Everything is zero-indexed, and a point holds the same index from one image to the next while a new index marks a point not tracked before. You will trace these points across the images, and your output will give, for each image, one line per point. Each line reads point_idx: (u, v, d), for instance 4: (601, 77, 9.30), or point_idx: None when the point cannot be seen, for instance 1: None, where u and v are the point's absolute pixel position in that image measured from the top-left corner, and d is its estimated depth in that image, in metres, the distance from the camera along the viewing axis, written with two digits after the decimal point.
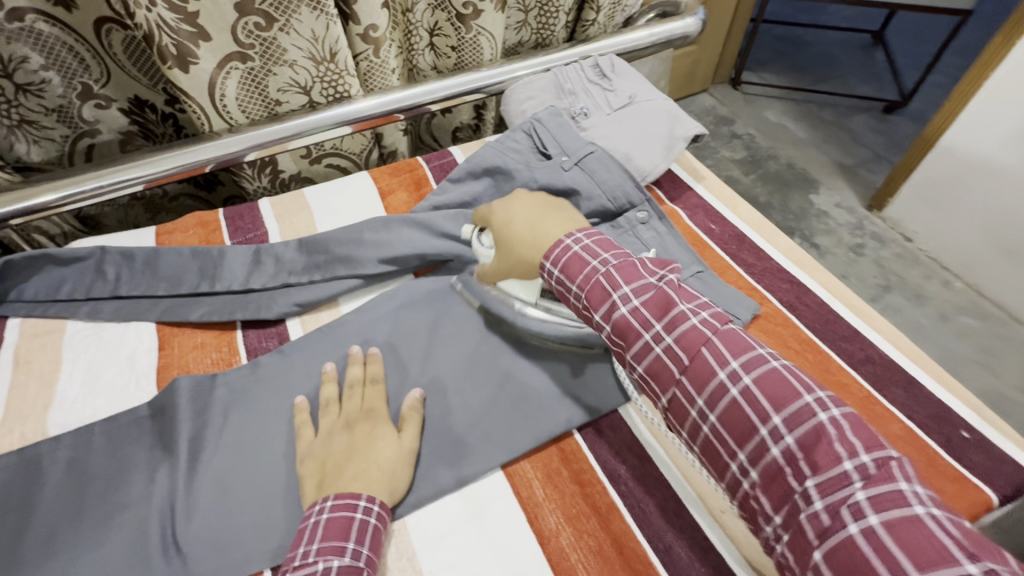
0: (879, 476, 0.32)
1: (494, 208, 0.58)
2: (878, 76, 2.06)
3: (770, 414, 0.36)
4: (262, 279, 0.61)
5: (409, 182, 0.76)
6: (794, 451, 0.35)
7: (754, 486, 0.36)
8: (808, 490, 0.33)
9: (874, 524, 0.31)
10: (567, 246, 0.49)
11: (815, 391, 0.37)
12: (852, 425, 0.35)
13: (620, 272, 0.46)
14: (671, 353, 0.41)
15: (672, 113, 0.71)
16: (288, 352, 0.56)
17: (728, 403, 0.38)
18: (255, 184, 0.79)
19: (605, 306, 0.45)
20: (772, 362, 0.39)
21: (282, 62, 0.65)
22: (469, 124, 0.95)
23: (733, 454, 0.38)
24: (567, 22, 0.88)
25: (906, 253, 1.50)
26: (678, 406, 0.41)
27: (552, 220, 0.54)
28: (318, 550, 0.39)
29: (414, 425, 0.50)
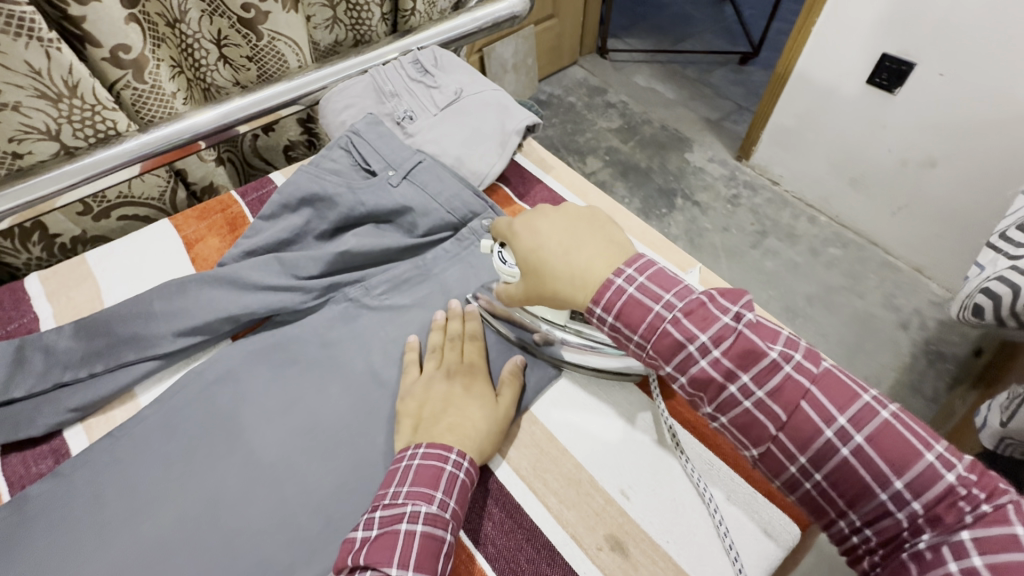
0: (993, 517, 0.29)
1: (516, 227, 0.46)
2: (729, 30, 2.16)
3: (889, 477, 0.33)
4: (25, 384, 0.48)
5: (223, 223, 0.65)
6: (919, 516, 0.32)
7: (871, 547, 0.34)
8: (919, 529, 0.32)
9: (976, 563, 0.28)
10: (619, 287, 0.40)
11: (934, 444, 0.33)
12: (972, 472, 0.31)
13: (691, 317, 0.38)
14: (765, 408, 0.36)
15: (502, 107, 0.65)
16: (67, 473, 0.45)
17: (838, 462, 0.34)
18: (24, 258, 0.65)
19: (679, 358, 0.38)
20: (884, 412, 0.34)
21: (1, 107, 0.52)
22: (301, 141, 0.84)
23: (844, 512, 0.35)
24: (384, 14, 0.80)
25: (775, 197, 1.59)
26: (773, 459, 0.37)
27: (594, 250, 0.43)
28: (408, 492, 0.39)
29: (512, 390, 0.48)
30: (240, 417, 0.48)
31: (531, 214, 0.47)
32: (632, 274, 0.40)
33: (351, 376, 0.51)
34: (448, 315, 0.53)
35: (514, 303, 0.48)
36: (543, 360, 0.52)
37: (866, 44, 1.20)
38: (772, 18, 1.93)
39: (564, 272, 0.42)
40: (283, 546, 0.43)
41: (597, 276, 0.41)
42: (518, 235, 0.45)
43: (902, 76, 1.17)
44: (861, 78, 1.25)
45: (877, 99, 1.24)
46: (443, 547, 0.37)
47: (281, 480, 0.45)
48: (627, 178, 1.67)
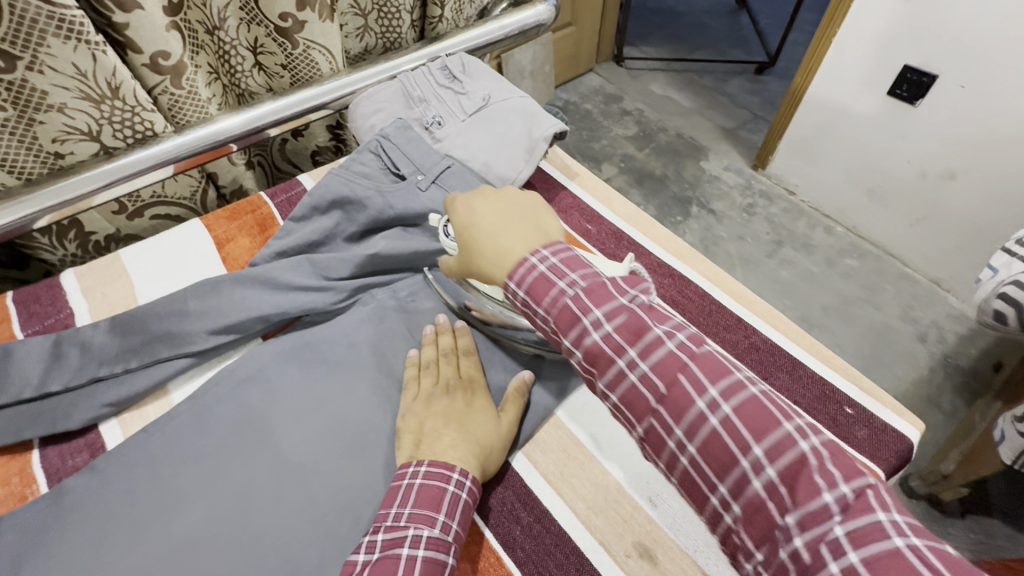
0: (858, 506, 0.28)
1: (456, 203, 0.47)
2: (746, 40, 2.16)
3: (749, 444, 0.31)
4: (62, 377, 0.49)
5: (253, 224, 0.66)
6: (776, 483, 0.30)
7: (736, 521, 0.31)
8: (789, 528, 0.29)
9: (854, 562, 0.27)
10: (532, 265, 0.40)
11: (794, 417, 0.32)
12: (833, 454, 0.30)
13: (591, 293, 0.37)
14: (648, 381, 0.34)
15: (529, 113, 0.66)
16: (102, 467, 0.46)
17: (752, 495, 0.30)
18: (59, 254, 0.66)
19: (575, 331, 0.37)
20: (750, 387, 0.33)
21: (46, 108, 0.53)
22: (329, 146, 0.85)
23: (713, 487, 0.32)
24: (413, 21, 0.81)
25: (792, 207, 1.59)
26: (654, 436, 0.35)
27: (517, 234, 0.43)
28: (410, 514, 0.39)
29: (516, 407, 0.48)
30: (271, 416, 0.49)
31: (477, 194, 0.47)
32: (547, 254, 0.40)
33: (379, 377, 0.52)
34: (437, 329, 0.53)
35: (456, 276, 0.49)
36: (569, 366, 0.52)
37: (887, 54, 1.19)
38: (790, 28, 1.93)
39: (488, 249, 0.43)
40: (313, 546, 0.43)
41: (515, 254, 0.41)
42: (454, 212, 0.46)
43: (923, 88, 1.16)
44: (882, 90, 1.24)
45: (897, 111, 1.23)
46: (445, 571, 0.37)
47: (310, 481, 0.46)
48: (642, 185, 1.67)
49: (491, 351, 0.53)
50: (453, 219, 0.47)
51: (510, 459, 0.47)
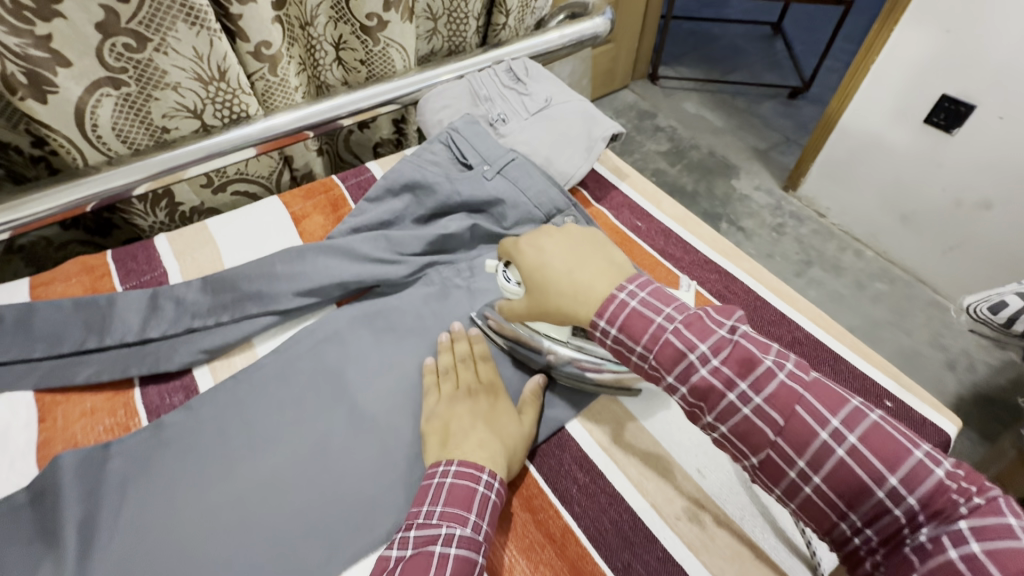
0: (987, 508, 0.31)
1: (522, 245, 0.47)
2: (780, 65, 2.20)
3: (883, 473, 0.33)
4: (161, 326, 0.55)
5: (326, 204, 0.71)
6: (917, 511, 0.32)
7: (872, 548, 0.34)
8: (918, 526, 0.32)
9: (974, 550, 0.29)
10: (622, 301, 0.41)
11: (918, 442, 0.34)
12: (961, 472, 0.33)
13: (690, 328, 0.39)
14: (763, 413, 0.36)
15: (588, 115, 0.70)
16: (196, 406, 0.51)
17: (835, 463, 0.34)
18: (149, 221, 0.72)
19: (679, 367, 0.39)
20: (872, 414, 0.35)
21: (163, 86, 0.59)
22: (390, 139, 0.90)
23: (843, 514, 0.35)
24: (478, 27, 0.87)
25: (821, 229, 1.61)
26: (772, 466, 0.37)
27: (594, 267, 0.44)
28: (442, 513, 0.40)
29: (534, 408, 0.50)
30: (346, 373, 0.53)
31: (538, 231, 0.48)
32: (635, 289, 0.42)
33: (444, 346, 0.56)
34: (453, 336, 0.55)
35: (520, 318, 0.49)
36: None
37: (924, 83, 1.22)
38: (825, 55, 1.96)
39: (567, 289, 0.44)
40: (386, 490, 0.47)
41: (600, 294, 0.43)
42: (523, 249, 0.47)
43: (961, 117, 1.19)
44: (919, 117, 1.26)
45: (932, 138, 1.25)
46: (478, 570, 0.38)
47: (382, 433, 0.50)
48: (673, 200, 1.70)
49: None
50: (518, 261, 0.47)
51: (564, 425, 0.51)
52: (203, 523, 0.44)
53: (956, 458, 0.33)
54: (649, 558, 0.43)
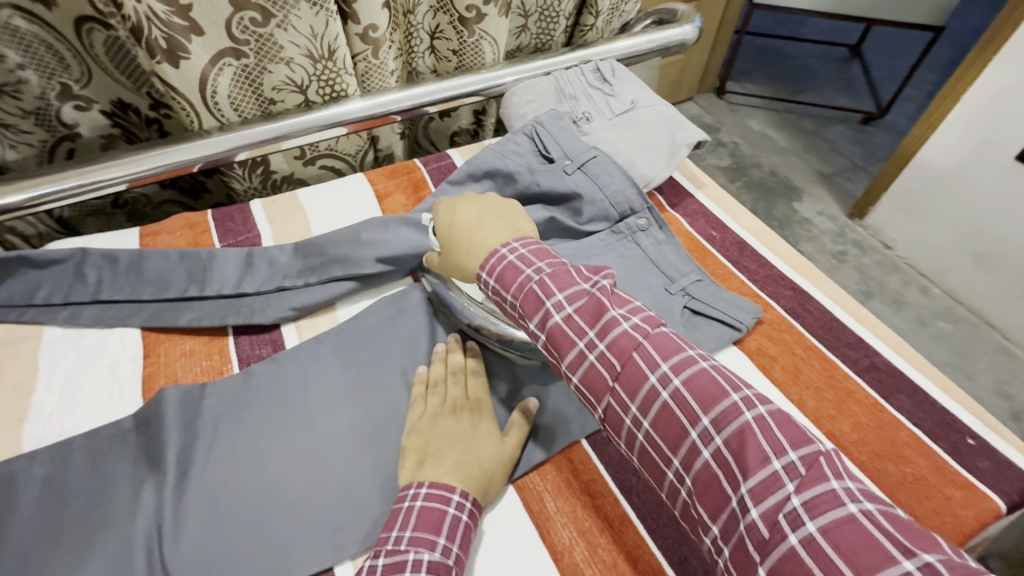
0: (810, 476, 0.32)
1: (441, 207, 0.55)
2: (855, 89, 2.12)
3: (699, 415, 0.36)
4: (255, 283, 0.59)
5: (407, 184, 0.74)
6: (724, 452, 0.35)
7: (691, 494, 0.36)
8: (743, 499, 0.33)
9: (811, 532, 0.31)
10: (502, 255, 0.47)
11: (742, 389, 0.37)
12: (777, 423, 0.35)
13: (554, 279, 0.44)
14: (604, 361, 0.40)
15: (673, 120, 0.71)
16: (282, 360, 0.54)
17: (659, 405, 0.38)
18: (245, 185, 0.76)
19: (539, 315, 0.43)
20: (702, 363, 0.38)
21: (278, 60, 0.64)
22: (468, 129, 0.92)
23: (669, 461, 0.37)
24: (566, 27, 0.88)
25: (886, 261, 1.54)
26: (613, 414, 0.40)
27: (495, 227, 0.51)
28: (410, 538, 0.39)
29: (519, 431, 0.48)
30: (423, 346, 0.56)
31: (454, 201, 0.55)
32: (517, 247, 0.47)
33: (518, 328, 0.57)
34: (448, 348, 0.54)
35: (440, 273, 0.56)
36: None
37: (1018, 118, 1.16)
38: (907, 82, 1.88)
39: (466, 242, 0.51)
40: None
41: (488, 245, 0.49)
42: (440, 213, 0.54)
43: None
44: (1008, 154, 1.20)
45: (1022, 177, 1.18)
46: None
47: None
48: None
49: None
50: (437, 221, 0.55)
51: None
52: (285, 467, 0.47)
53: (776, 408, 0.36)
54: (706, 557, 0.43)
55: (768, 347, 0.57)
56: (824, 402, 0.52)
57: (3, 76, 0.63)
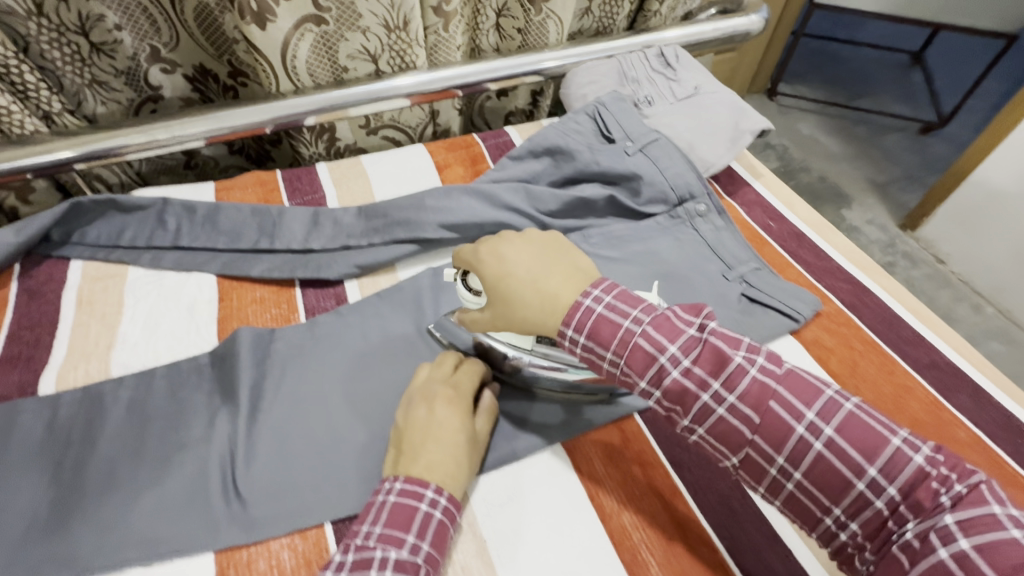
0: (970, 498, 0.31)
1: (482, 252, 0.44)
2: (915, 97, 2.03)
3: (863, 466, 0.33)
4: (322, 240, 0.61)
5: (466, 158, 0.76)
6: (897, 501, 0.33)
7: (854, 536, 0.34)
8: (908, 531, 0.32)
9: (964, 548, 0.30)
10: (588, 307, 0.40)
11: (896, 430, 0.34)
12: (940, 456, 0.33)
13: (659, 329, 0.39)
14: (739, 413, 0.36)
15: (737, 107, 0.70)
16: (345, 313, 0.57)
17: (814, 458, 0.35)
18: (311, 150, 0.79)
19: (651, 372, 0.38)
20: (846, 404, 0.36)
21: (355, 28, 0.66)
22: (524, 109, 0.94)
23: (827, 509, 0.35)
24: (629, 12, 0.88)
25: (937, 275, 1.49)
26: (754, 465, 0.37)
27: (560, 277, 0.42)
28: (380, 534, 0.37)
29: (488, 417, 0.47)
30: None
31: (496, 239, 0.45)
32: (600, 294, 0.40)
33: None
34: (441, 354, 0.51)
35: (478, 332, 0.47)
36: (747, 332, 0.55)
37: None
38: (973, 91, 1.80)
39: (534, 301, 0.41)
40: (506, 418, 0.50)
41: (566, 300, 0.41)
42: (485, 261, 0.44)
43: None
44: None
45: None
46: None
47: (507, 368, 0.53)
48: None
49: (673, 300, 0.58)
50: (478, 271, 0.44)
51: None
52: (347, 412, 0.49)
53: (934, 442, 0.34)
54: (754, 534, 0.44)
55: (824, 338, 0.56)
56: (881, 397, 0.52)
57: (102, 35, 0.66)
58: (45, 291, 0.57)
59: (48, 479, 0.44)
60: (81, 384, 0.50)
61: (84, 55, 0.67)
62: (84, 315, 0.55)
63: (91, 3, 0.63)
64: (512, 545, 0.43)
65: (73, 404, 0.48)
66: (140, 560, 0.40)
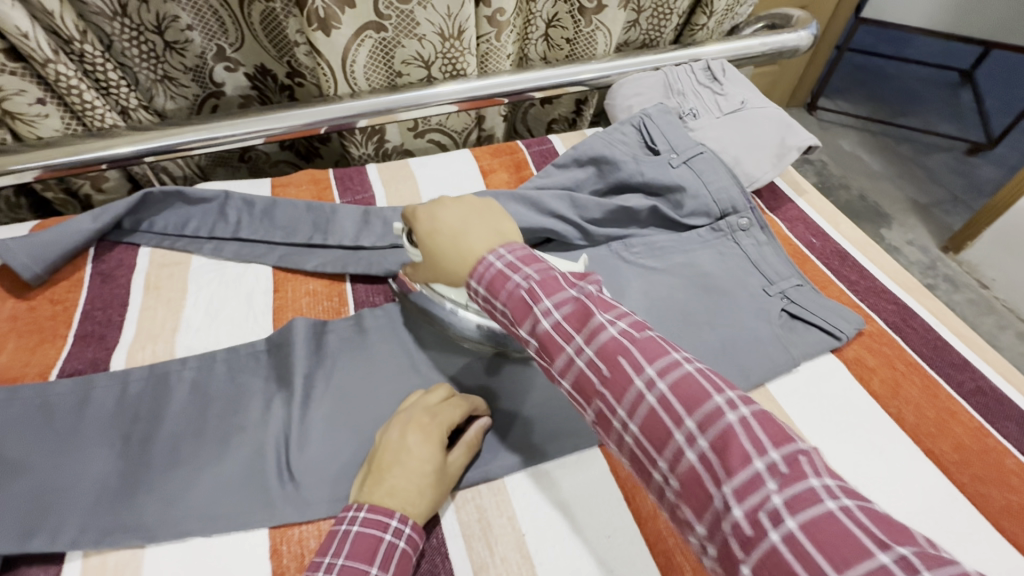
0: (793, 474, 0.29)
1: (419, 214, 0.49)
2: (963, 117, 1.98)
3: (684, 419, 0.32)
4: (372, 238, 0.64)
5: (511, 163, 0.78)
6: (709, 456, 0.31)
7: (676, 494, 0.32)
8: (726, 499, 0.29)
9: (792, 527, 0.27)
10: (488, 263, 0.42)
11: (728, 391, 0.33)
12: (762, 422, 0.31)
13: (543, 285, 0.39)
14: (593, 366, 0.36)
15: (784, 123, 0.71)
16: (393, 308, 0.59)
17: (646, 410, 0.34)
18: (360, 151, 0.82)
19: (528, 322, 0.39)
20: (686, 366, 0.35)
21: (412, 35, 0.69)
22: (566, 117, 0.95)
23: (655, 464, 0.33)
24: (676, 25, 0.89)
25: (980, 300, 1.44)
26: (602, 417, 0.36)
27: (480, 233, 0.45)
28: (342, 566, 0.37)
29: (467, 450, 0.46)
30: None
31: (435, 204, 0.50)
32: (503, 254, 0.42)
33: None
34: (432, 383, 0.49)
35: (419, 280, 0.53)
36: (788, 348, 0.55)
37: None
38: None
39: (452, 252, 0.46)
40: (546, 419, 0.51)
41: (477, 252, 0.44)
42: (420, 216, 0.49)
43: None
44: None
45: None
46: None
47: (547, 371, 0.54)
48: None
49: (712, 314, 0.58)
50: (415, 229, 0.49)
51: None
52: (393, 403, 0.51)
53: (762, 408, 0.32)
54: None
55: (867, 358, 0.56)
56: (926, 420, 0.51)
57: (175, 35, 0.70)
58: (117, 275, 0.61)
59: (118, 450, 0.47)
60: (150, 363, 0.53)
61: (159, 52, 0.71)
62: (151, 298, 0.59)
63: (168, 6, 0.67)
64: (551, 542, 0.44)
65: (141, 382, 0.51)
66: (201, 531, 0.43)
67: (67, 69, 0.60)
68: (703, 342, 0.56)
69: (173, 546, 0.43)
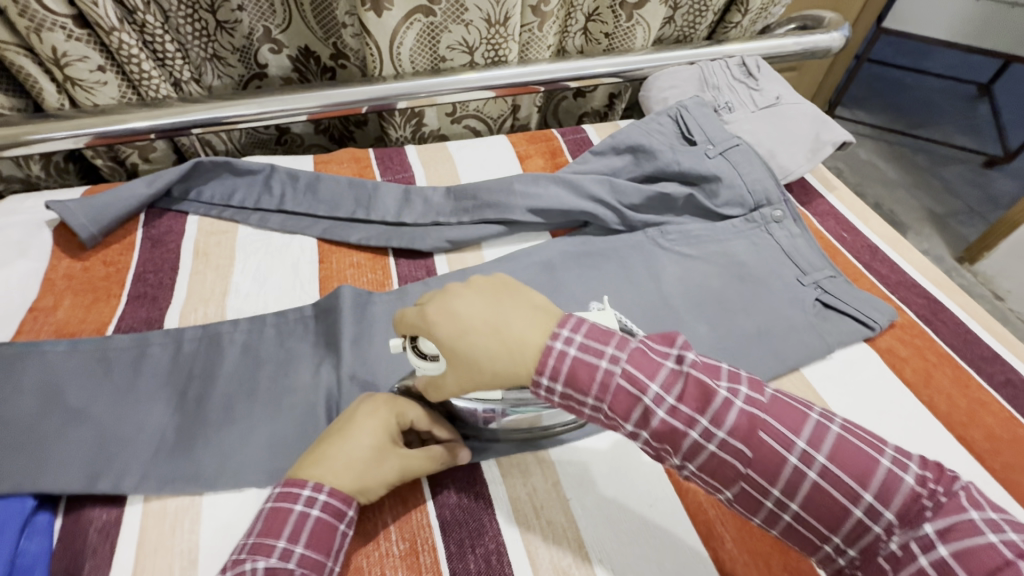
0: (898, 475, 0.32)
1: (425, 313, 0.37)
2: (979, 130, 1.98)
3: (793, 440, 0.34)
4: (414, 215, 0.66)
5: (546, 150, 0.79)
6: (829, 469, 0.33)
7: (796, 518, 0.34)
8: (874, 506, 0.32)
9: (942, 552, 0.30)
10: (558, 350, 0.35)
11: (823, 416, 0.35)
12: (855, 432, 0.34)
13: (637, 365, 0.35)
14: (730, 449, 0.34)
15: (818, 118, 0.72)
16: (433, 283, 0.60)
17: (806, 486, 0.33)
18: (398, 134, 0.84)
19: (636, 414, 0.35)
20: (803, 417, 0.35)
21: (459, 21, 0.71)
22: (598, 111, 0.96)
23: (786, 509, 0.34)
24: (710, 22, 0.91)
25: (994, 311, 1.45)
26: (748, 498, 0.35)
27: (523, 317, 0.36)
28: (252, 545, 0.36)
29: (422, 459, 0.43)
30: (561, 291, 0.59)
31: (440, 294, 0.38)
32: (569, 335, 0.35)
33: (649, 297, 0.60)
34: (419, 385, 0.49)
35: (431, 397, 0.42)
36: (823, 335, 0.57)
37: None
38: None
39: (485, 335, 0.35)
40: None
41: (533, 343, 0.35)
42: (427, 315, 0.36)
43: None
44: None
45: None
46: None
47: None
48: None
49: (751, 304, 0.59)
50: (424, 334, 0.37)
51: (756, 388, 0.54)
52: None
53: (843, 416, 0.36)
54: None
55: (899, 348, 0.57)
56: (958, 409, 0.53)
57: (226, 15, 0.72)
58: (168, 241, 0.62)
59: (174, 404, 0.48)
60: (202, 324, 0.54)
61: (210, 31, 0.73)
62: (200, 264, 0.60)
63: None
64: (593, 509, 0.45)
65: (194, 341, 0.52)
66: (257, 483, 0.45)
67: (130, 38, 0.62)
68: (738, 327, 0.57)
69: (230, 496, 0.44)
